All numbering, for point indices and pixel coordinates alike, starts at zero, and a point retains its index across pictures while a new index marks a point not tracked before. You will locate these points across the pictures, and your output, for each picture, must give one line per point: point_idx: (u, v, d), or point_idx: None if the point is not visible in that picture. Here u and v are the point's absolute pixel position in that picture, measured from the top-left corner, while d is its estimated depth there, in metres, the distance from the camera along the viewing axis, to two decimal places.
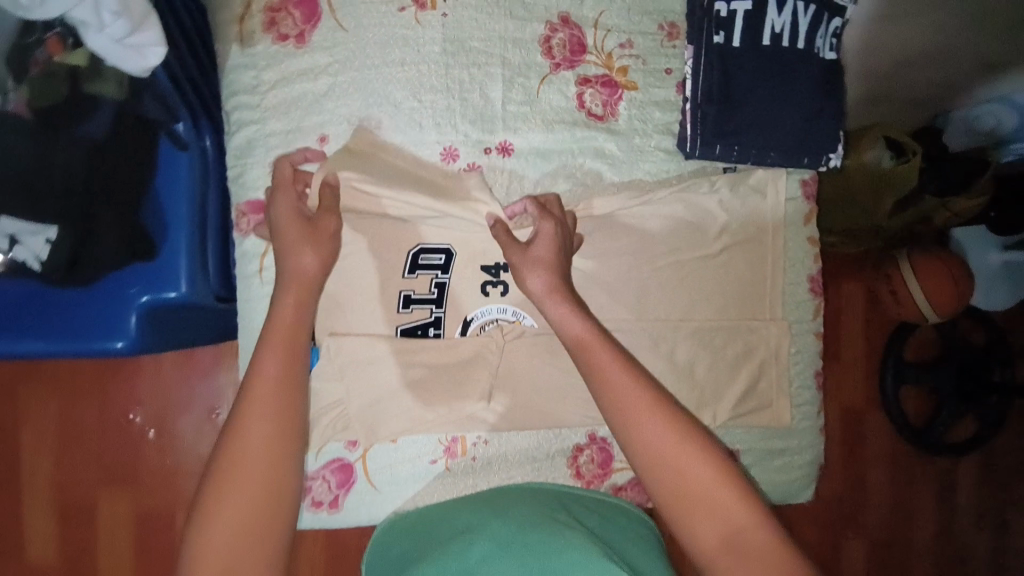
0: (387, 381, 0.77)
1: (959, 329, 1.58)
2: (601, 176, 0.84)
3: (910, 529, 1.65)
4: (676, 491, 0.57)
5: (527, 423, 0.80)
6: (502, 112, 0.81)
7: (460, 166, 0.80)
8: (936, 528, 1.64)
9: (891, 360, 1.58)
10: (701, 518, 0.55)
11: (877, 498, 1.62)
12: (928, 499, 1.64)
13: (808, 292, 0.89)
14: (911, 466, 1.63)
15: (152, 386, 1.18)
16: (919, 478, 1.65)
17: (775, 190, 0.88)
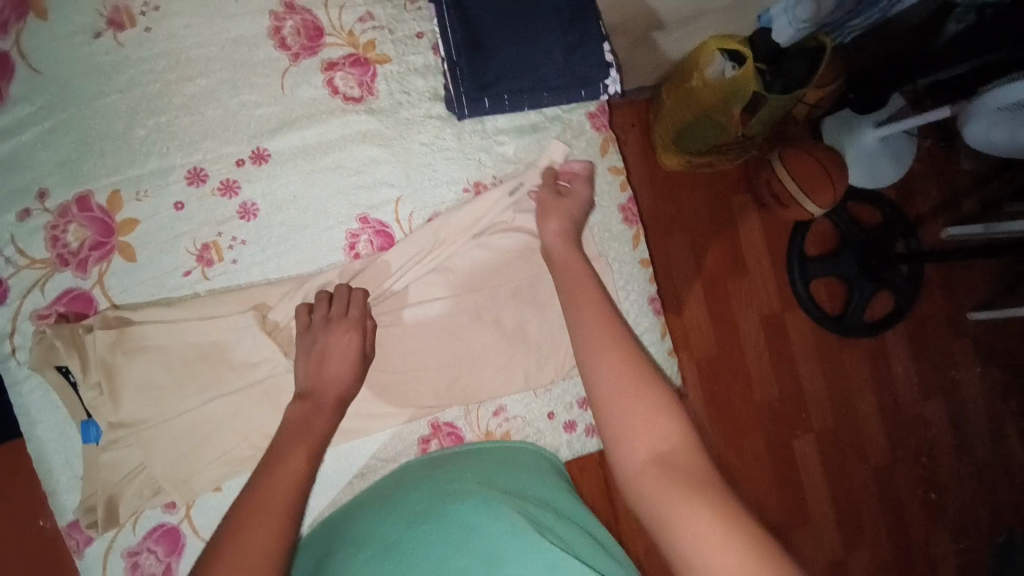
0: (187, 427, 0.72)
1: (850, 209, 1.58)
2: (376, 158, 0.80)
3: (862, 422, 1.63)
4: (614, 399, 0.58)
5: (359, 425, 0.79)
6: (247, 117, 0.76)
7: (213, 186, 0.74)
8: (879, 401, 1.64)
9: (796, 261, 1.56)
10: (629, 434, 0.56)
11: (815, 392, 1.60)
12: (863, 379, 1.63)
13: (621, 222, 0.88)
14: (846, 364, 1.63)
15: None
16: (858, 375, 1.63)
17: (560, 129, 0.86)
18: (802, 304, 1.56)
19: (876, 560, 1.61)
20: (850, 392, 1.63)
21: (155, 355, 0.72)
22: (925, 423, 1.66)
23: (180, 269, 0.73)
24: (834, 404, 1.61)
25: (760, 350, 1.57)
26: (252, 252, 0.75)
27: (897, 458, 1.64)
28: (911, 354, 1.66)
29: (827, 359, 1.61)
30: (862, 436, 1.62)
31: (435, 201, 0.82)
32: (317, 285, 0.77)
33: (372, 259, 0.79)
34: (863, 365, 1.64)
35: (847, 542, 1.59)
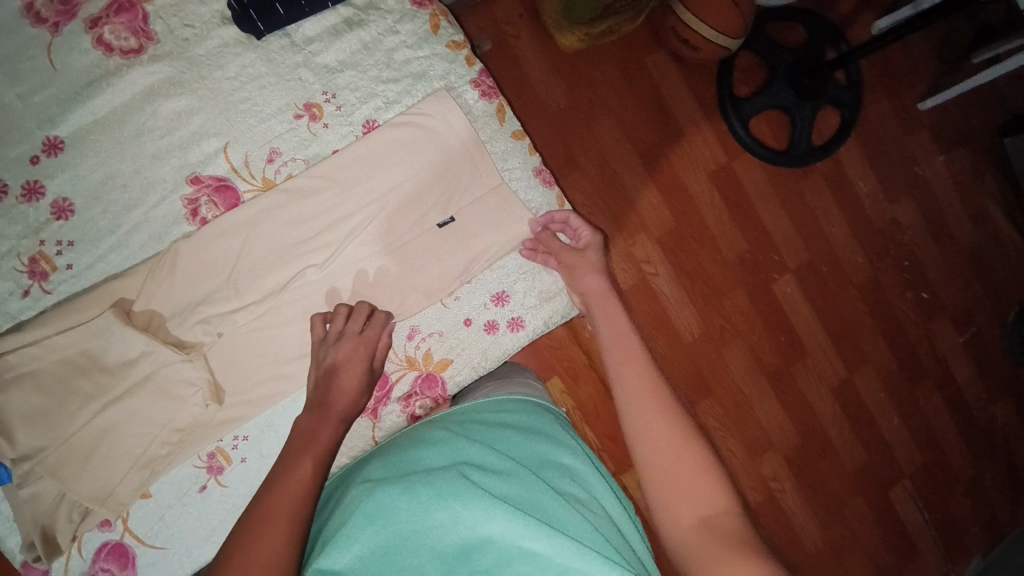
0: (87, 446, 0.68)
1: (771, 34, 1.47)
2: (184, 111, 0.71)
3: (838, 247, 1.55)
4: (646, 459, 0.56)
5: (269, 391, 0.73)
6: (25, 108, 0.68)
7: (16, 194, 0.68)
8: (848, 218, 1.55)
9: (728, 102, 1.45)
10: (674, 500, 0.52)
11: (782, 232, 1.51)
12: (827, 202, 1.54)
13: (479, 98, 0.80)
14: (807, 193, 1.53)
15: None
16: (824, 199, 1.54)
17: (378, 17, 0.77)
18: (745, 144, 1.46)
19: (881, 372, 1.55)
20: (817, 217, 1.54)
21: (29, 386, 0.67)
22: (905, 229, 1.58)
23: (17, 291, 0.68)
24: (804, 234, 1.53)
25: (711, 202, 1.47)
26: (84, 253, 0.69)
27: (880, 269, 1.57)
28: (870, 160, 1.56)
29: (786, 191, 1.52)
30: (839, 258, 1.54)
31: (269, 136, 0.74)
32: (172, 262, 0.70)
33: (219, 219, 0.72)
34: (823, 187, 1.54)
35: (849, 365, 1.54)
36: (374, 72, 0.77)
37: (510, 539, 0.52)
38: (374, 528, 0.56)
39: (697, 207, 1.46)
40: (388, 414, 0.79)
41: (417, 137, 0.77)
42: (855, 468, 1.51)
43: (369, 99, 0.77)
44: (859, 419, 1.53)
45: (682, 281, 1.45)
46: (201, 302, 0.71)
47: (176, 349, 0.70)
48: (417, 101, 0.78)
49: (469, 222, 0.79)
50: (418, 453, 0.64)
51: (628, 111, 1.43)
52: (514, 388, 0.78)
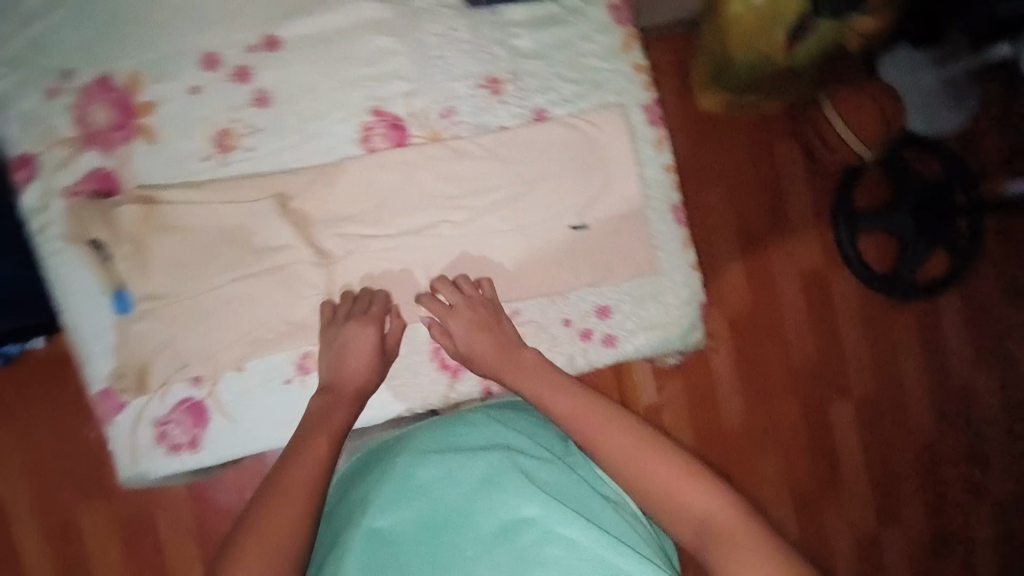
0: (209, 308, 0.75)
1: (908, 162, 1.42)
2: (386, 49, 0.77)
3: (904, 387, 1.51)
4: (640, 480, 0.59)
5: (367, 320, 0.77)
6: (257, 3, 0.74)
7: (226, 73, 0.74)
8: (924, 363, 1.52)
9: (842, 214, 1.43)
10: (674, 512, 0.57)
11: (855, 354, 1.49)
12: (909, 341, 1.52)
13: (645, 123, 0.83)
14: (892, 326, 1.51)
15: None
16: (906, 336, 1.51)
17: (580, 23, 0.81)
18: (851, 259, 1.43)
19: (910, 531, 1.50)
20: (894, 351, 1.51)
21: (180, 239, 0.74)
22: (977, 395, 1.53)
23: (198, 154, 0.74)
24: (876, 364, 1.50)
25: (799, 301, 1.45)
26: (269, 138, 0.76)
27: (940, 428, 1.52)
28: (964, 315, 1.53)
29: (872, 317, 1.50)
30: (903, 400, 1.51)
31: (449, 95, 0.79)
32: (332, 179, 0.77)
33: (386, 153, 0.78)
34: (909, 325, 1.51)
35: (881, 515, 1.48)
36: (560, 69, 0.81)
37: (539, 533, 0.61)
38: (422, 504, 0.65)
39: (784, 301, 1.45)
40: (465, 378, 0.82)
41: (577, 142, 0.82)
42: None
43: (547, 89, 0.81)
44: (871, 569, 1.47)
45: (740, 369, 1.44)
46: (346, 218, 0.78)
47: (316, 254, 0.77)
48: (590, 108, 0.82)
49: (598, 233, 0.83)
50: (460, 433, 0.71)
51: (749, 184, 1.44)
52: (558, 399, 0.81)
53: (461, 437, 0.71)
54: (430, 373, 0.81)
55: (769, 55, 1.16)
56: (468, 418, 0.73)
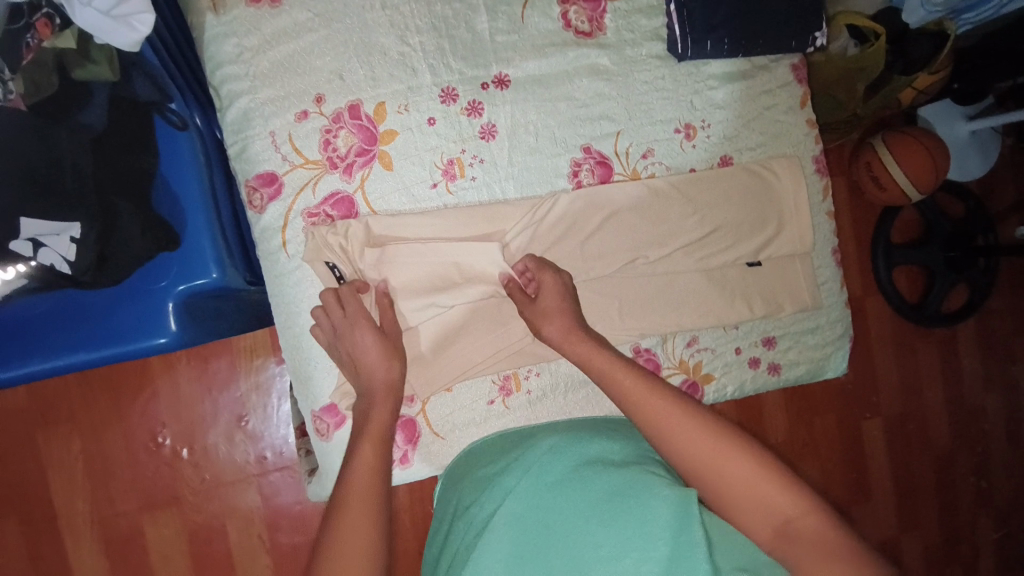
0: (431, 328, 0.78)
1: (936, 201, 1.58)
2: (600, 94, 0.84)
3: (925, 412, 1.68)
4: (722, 480, 0.57)
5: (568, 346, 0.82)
6: (491, 43, 0.80)
7: (461, 106, 0.78)
8: (946, 391, 1.69)
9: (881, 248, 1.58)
10: (749, 508, 0.56)
11: (888, 381, 1.65)
12: (935, 368, 1.67)
13: (814, 172, 0.92)
14: (921, 354, 1.67)
15: (170, 404, 1.15)
16: (931, 365, 1.68)
17: (767, 78, 0.89)
18: (882, 287, 1.58)
19: (924, 537, 1.67)
20: (921, 378, 1.67)
21: (406, 266, 0.75)
22: (986, 421, 1.71)
23: (427, 181, 0.78)
24: (908, 387, 1.66)
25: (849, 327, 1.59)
26: (489, 171, 0.80)
27: (957, 448, 1.69)
28: (981, 348, 1.70)
29: (908, 346, 1.65)
30: (927, 422, 1.67)
31: (650, 137, 0.86)
32: (542, 208, 0.81)
33: (594, 188, 0.83)
34: (937, 355, 1.68)
35: (903, 525, 1.66)
36: (745, 118, 0.89)
37: (672, 558, 0.54)
38: (518, 523, 0.61)
39: None
40: None
41: (757, 184, 0.89)
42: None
43: (732, 137, 0.89)
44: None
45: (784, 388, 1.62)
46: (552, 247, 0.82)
47: None
48: (769, 156, 0.90)
49: (771, 269, 0.90)
50: (576, 443, 0.68)
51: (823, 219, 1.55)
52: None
53: (595, 446, 0.68)
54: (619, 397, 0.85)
55: (845, 104, 1.23)
56: (561, 437, 0.70)
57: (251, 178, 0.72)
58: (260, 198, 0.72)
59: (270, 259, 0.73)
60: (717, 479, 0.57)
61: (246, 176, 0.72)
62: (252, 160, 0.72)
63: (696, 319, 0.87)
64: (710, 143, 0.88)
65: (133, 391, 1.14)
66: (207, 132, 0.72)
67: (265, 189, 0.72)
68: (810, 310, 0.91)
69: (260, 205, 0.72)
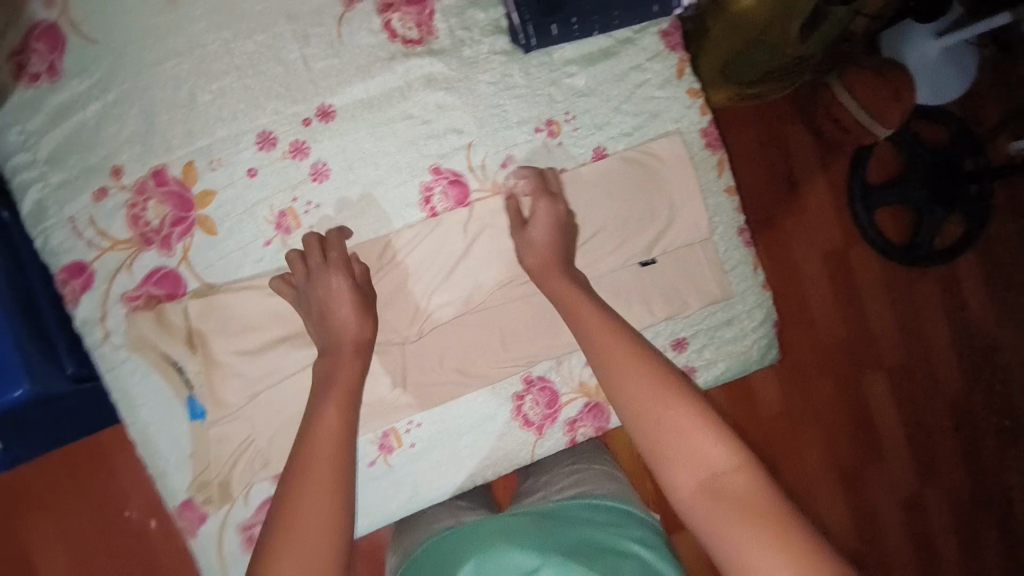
0: (290, 395, 0.71)
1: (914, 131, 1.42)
2: (443, 105, 0.75)
3: (936, 361, 1.50)
4: (659, 426, 0.52)
5: (441, 390, 0.76)
6: (308, 72, 0.72)
7: (283, 149, 0.71)
8: (953, 332, 1.50)
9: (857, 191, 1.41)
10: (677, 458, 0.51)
11: (889, 336, 1.47)
12: (934, 306, 1.49)
13: (704, 148, 0.82)
14: (922, 299, 1.49)
15: (137, 479, 0.97)
16: (933, 310, 1.49)
17: (632, 52, 0.79)
18: (865, 232, 1.41)
19: (949, 486, 1.49)
20: (925, 324, 1.49)
21: (254, 335, 0.70)
22: (1009, 362, 1.51)
23: (260, 238, 0.71)
24: (911, 338, 1.48)
25: (830, 282, 1.43)
26: (327, 215, 0.73)
27: (973, 389, 1.51)
28: (986, 279, 1.50)
29: (906, 292, 1.47)
30: (935, 366, 1.49)
31: (507, 144, 0.77)
32: (391, 245, 0.74)
33: (447, 214, 0.75)
34: (937, 297, 1.49)
35: (922, 476, 1.48)
36: (616, 102, 0.79)
37: None
38: None
39: (818, 286, 1.44)
40: (539, 436, 0.79)
41: (638, 173, 0.79)
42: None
43: (605, 124, 0.79)
44: (918, 531, 1.47)
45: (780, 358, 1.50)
46: (411, 286, 0.75)
47: (394, 332, 0.74)
48: (649, 139, 0.80)
49: (669, 265, 0.81)
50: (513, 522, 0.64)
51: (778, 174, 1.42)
52: (601, 483, 0.76)
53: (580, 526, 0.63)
54: (514, 432, 0.79)
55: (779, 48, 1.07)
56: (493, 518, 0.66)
57: (62, 269, 0.67)
58: (77, 291, 0.68)
59: (100, 352, 0.68)
60: (662, 431, 0.52)
61: (54, 269, 0.68)
62: (58, 255, 0.67)
63: None
64: (578, 136, 0.79)
65: (87, 462, 0.96)
66: (13, 227, 0.71)
67: (79, 282, 0.68)
68: (720, 303, 0.82)
69: (74, 300, 0.68)
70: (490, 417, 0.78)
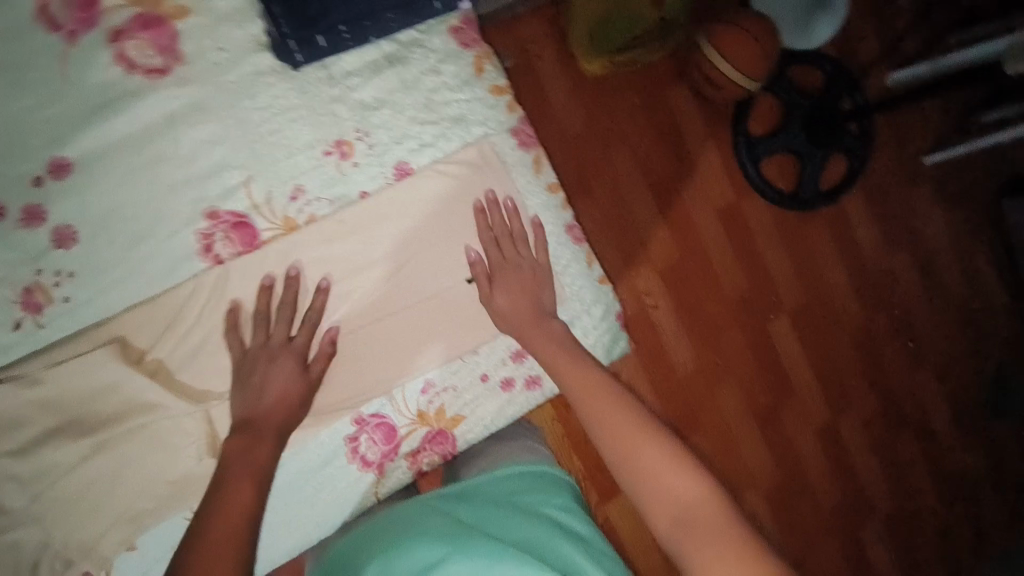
0: (74, 492, 0.64)
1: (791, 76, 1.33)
2: (208, 139, 0.66)
3: (845, 308, 1.43)
4: (628, 452, 0.57)
5: None
6: (31, 124, 0.62)
7: (14, 218, 0.62)
8: (855, 275, 1.44)
9: (742, 144, 1.31)
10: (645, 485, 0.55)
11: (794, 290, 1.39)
12: (828, 250, 1.41)
13: (516, 148, 0.77)
14: (824, 247, 1.41)
15: None
16: (837, 256, 1.42)
17: (420, 55, 0.72)
18: (755, 185, 1.32)
19: (865, 422, 1.44)
20: (831, 271, 1.42)
21: (19, 430, 0.62)
22: (914, 297, 1.47)
23: (8, 323, 0.62)
24: (817, 287, 1.41)
25: (726, 241, 1.34)
26: (85, 286, 0.64)
27: (879, 326, 1.46)
28: (877, 215, 1.44)
29: (806, 240, 1.39)
30: (837, 309, 1.42)
31: (294, 172, 0.69)
32: (173, 304, 0.66)
33: (235, 261, 0.68)
34: (834, 244, 1.42)
35: (838, 414, 1.43)
36: (410, 112, 0.72)
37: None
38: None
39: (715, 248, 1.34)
40: (384, 474, 0.76)
41: (443, 187, 0.73)
42: (834, 517, 1.41)
43: (402, 137, 0.72)
44: (843, 471, 1.43)
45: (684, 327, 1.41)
46: (202, 346, 0.67)
47: (191, 400, 0.66)
48: (453, 148, 0.74)
49: (506, 274, 0.73)
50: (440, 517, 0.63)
51: (658, 139, 1.29)
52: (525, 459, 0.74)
53: (515, 515, 0.63)
54: (355, 476, 0.74)
55: None
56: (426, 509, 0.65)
57: None
58: None
59: None
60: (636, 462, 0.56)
61: None
62: None
63: (416, 364, 0.75)
64: (373, 154, 0.72)
65: None
66: None
67: None
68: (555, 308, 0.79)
69: None
70: (324, 466, 0.73)
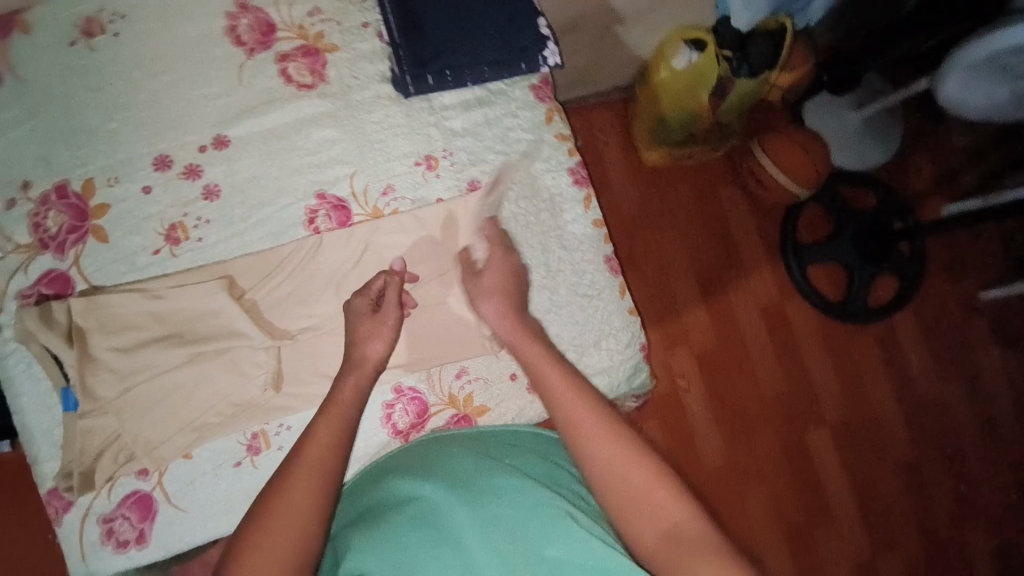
0: (160, 393, 0.76)
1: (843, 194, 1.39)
2: (330, 139, 0.85)
3: (883, 422, 1.39)
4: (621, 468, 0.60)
5: (308, 392, 0.80)
6: (208, 108, 0.82)
7: (177, 171, 0.80)
8: (895, 391, 1.41)
9: (789, 248, 1.36)
10: (643, 517, 0.58)
11: (830, 395, 1.38)
12: (869, 357, 1.40)
13: (570, 185, 0.91)
14: (864, 355, 1.40)
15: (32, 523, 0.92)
16: (878, 368, 1.41)
17: (504, 101, 0.90)
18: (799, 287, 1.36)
19: (900, 549, 1.36)
20: (870, 381, 1.40)
21: (131, 333, 0.76)
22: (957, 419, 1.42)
23: (148, 249, 0.79)
24: (855, 397, 1.39)
25: (766, 336, 1.36)
26: (213, 231, 0.81)
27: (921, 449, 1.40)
28: (926, 334, 1.43)
29: (846, 346, 1.40)
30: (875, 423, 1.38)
31: (388, 174, 0.86)
32: (273, 258, 0.81)
33: (327, 235, 0.83)
34: (876, 355, 1.41)
35: (872, 538, 1.35)
36: (488, 143, 0.89)
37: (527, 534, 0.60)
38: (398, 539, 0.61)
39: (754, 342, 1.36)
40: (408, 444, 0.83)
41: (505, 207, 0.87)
42: None
43: (479, 162, 0.89)
44: None
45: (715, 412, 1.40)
46: (288, 295, 0.81)
47: (268, 336, 0.80)
48: (518, 177, 0.89)
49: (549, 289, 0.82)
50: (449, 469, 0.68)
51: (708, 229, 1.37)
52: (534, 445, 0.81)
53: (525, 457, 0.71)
54: (383, 438, 0.82)
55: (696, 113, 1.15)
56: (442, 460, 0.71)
57: None
58: None
59: None
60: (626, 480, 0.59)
61: None
62: None
63: (455, 349, 0.85)
64: (453, 171, 0.88)
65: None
66: None
67: None
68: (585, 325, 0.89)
69: None
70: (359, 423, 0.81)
